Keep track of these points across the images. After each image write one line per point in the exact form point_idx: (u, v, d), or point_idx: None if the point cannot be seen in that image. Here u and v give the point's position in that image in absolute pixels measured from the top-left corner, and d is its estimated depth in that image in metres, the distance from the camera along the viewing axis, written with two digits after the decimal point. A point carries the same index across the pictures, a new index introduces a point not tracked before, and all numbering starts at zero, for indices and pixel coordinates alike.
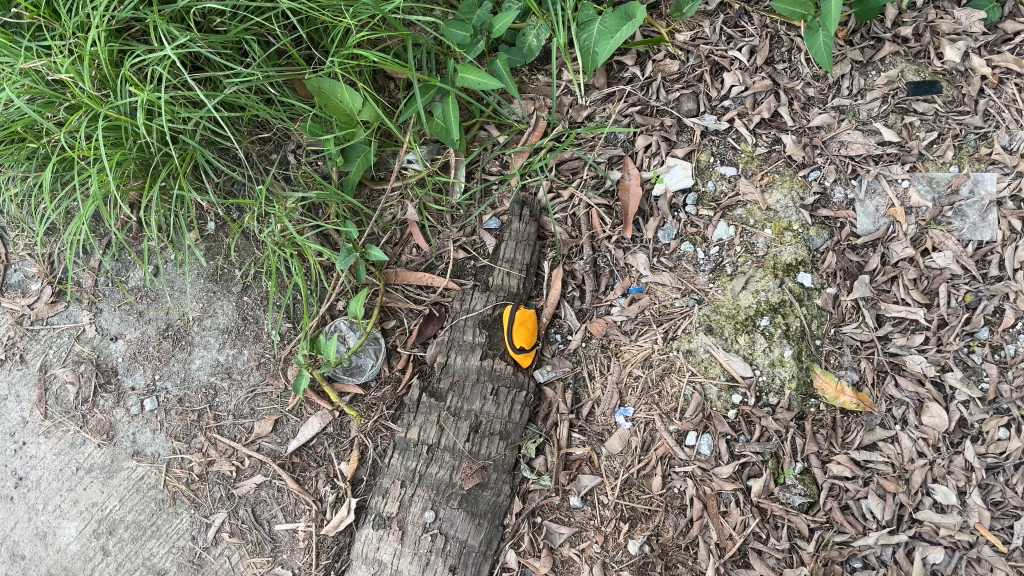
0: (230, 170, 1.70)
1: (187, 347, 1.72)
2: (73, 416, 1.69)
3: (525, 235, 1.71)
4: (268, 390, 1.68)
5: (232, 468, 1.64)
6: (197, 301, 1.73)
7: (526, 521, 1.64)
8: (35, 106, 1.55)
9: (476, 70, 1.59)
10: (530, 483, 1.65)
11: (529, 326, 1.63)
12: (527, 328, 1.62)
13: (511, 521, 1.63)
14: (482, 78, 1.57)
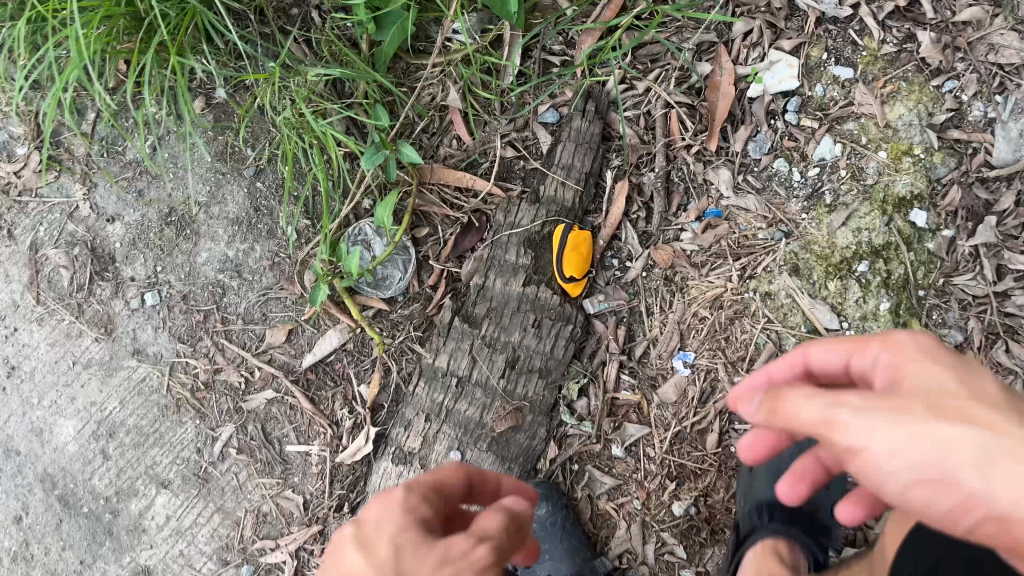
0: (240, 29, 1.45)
1: (192, 238, 1.52)
2: (68, 304, 1.52)
3: (588, 136, 1.44)
4: (281, 295, 1.49)
5: (240, 379, 1.48)
6: (204, 186, 1.52)
7: (562, 470, 1.45)
8: None
9: None
10: (570, 428, 1.45)
11: (582, 252, 1.41)
12: (581, 254, 1.41)
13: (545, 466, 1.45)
14: None
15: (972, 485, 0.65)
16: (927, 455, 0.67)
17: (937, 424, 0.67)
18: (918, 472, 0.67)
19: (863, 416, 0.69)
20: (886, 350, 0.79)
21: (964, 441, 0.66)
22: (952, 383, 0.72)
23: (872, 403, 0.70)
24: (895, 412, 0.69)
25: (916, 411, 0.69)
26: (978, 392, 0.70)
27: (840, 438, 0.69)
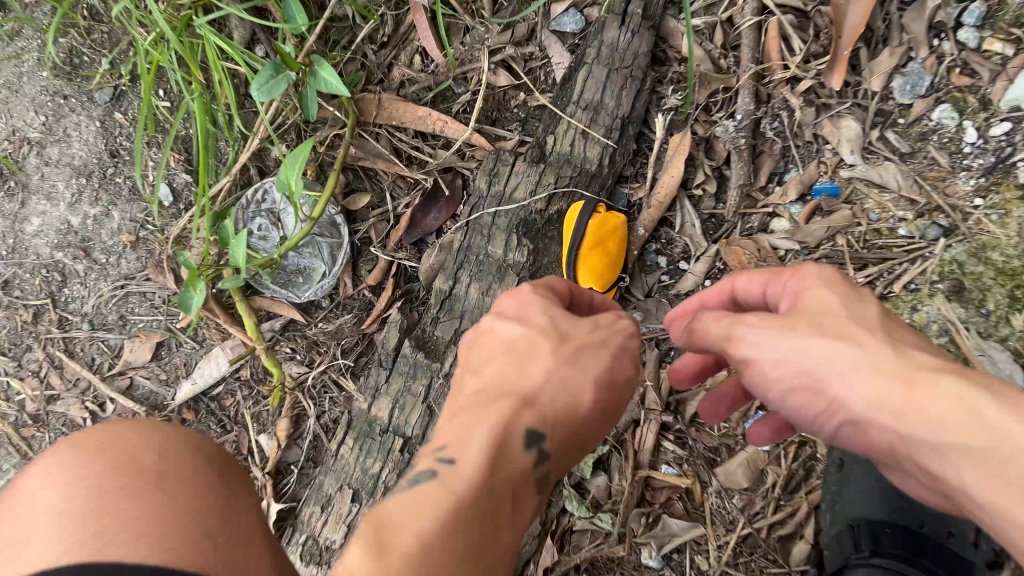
0: None
1: (14, 194, 1.00)
2: None
3: (629, 56, 0.87)
4: (147, 289, 0.98)
5: (84, 413, 0.98)
6: (37, 116, 0.98)
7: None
8: None
9: None
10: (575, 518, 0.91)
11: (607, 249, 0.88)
12: (607, 254, 0.88)
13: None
14: None
15: (845, 394, 0.51)
16: (806, 363, 0.52)
17: (819, 338, 0.52)
18: (798, 383, 0.53)
19: (770, 337, 0.53)
20: (793, 284, 0.58)
21: (844, 351, 0.52)
22: (839, 303, 0.55)
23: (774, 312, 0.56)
24: (790, 322, 0.54)
25: (808, 330, 0.53)
26: (865, 317, 0.53)
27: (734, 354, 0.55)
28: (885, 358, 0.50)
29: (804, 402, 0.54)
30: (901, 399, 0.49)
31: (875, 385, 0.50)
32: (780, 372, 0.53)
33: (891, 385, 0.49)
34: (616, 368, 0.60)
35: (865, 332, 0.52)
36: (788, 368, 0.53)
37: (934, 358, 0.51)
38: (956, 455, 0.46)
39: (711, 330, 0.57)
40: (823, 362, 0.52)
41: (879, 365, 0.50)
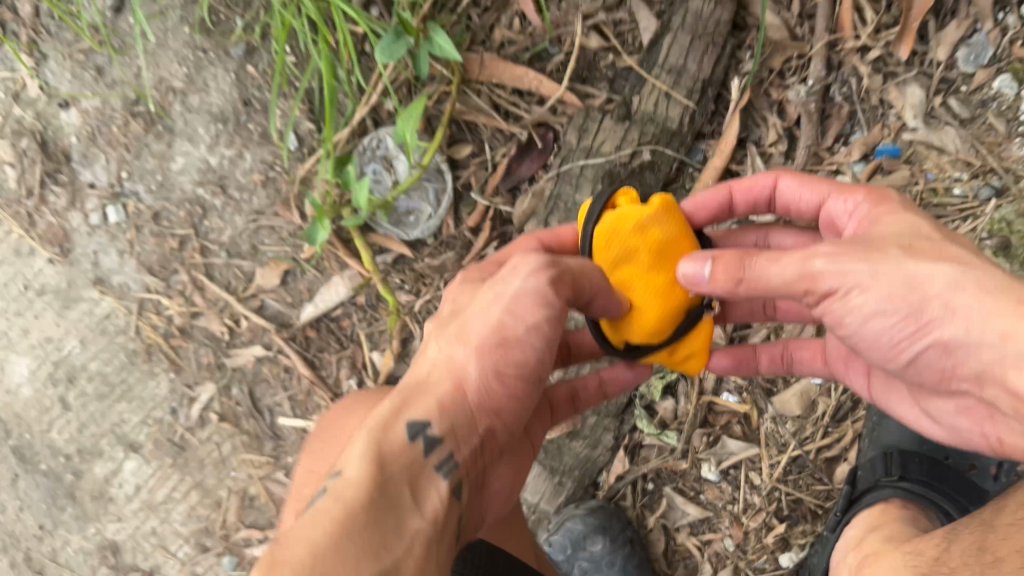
0: None
1: (163, 136, 1.16)
2: (17, 213, 1.20)
3: (712, 24, 0.97)
4: (275, 224, 1.12)
5: (223, 329, 1.15)
6: (181, 67, 1.13)
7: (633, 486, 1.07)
8: None
9: None
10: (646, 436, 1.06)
11: (669, 282, 0.72)
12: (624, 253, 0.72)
13: (606, 484, 1.08)
14: None
15: (938, 300, 0.58)
16: (900, 285, 0.59)
17: (912, 261, 0.59)
18: (886, 301, 0.60)
19: (849, 262, 0.61)
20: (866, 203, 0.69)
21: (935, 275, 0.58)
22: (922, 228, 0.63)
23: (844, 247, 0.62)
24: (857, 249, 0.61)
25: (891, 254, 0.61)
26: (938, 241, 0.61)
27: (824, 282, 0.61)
28: (986, 278, 0.57)
29: (881, 332, 0.62)
30: (980, 309, 0.56)
31: (966, 294, 0.57)
32: (848, 281, 0.60)
33: (976, 298, 0.56)
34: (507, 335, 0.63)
35: (948, 253, 0.60)
36: (874, 284, 0.60)
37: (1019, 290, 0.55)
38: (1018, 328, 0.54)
39: (728, 267, 0.64)
40: (908, 272, 0.59)
41: (980, 285, 0.57)
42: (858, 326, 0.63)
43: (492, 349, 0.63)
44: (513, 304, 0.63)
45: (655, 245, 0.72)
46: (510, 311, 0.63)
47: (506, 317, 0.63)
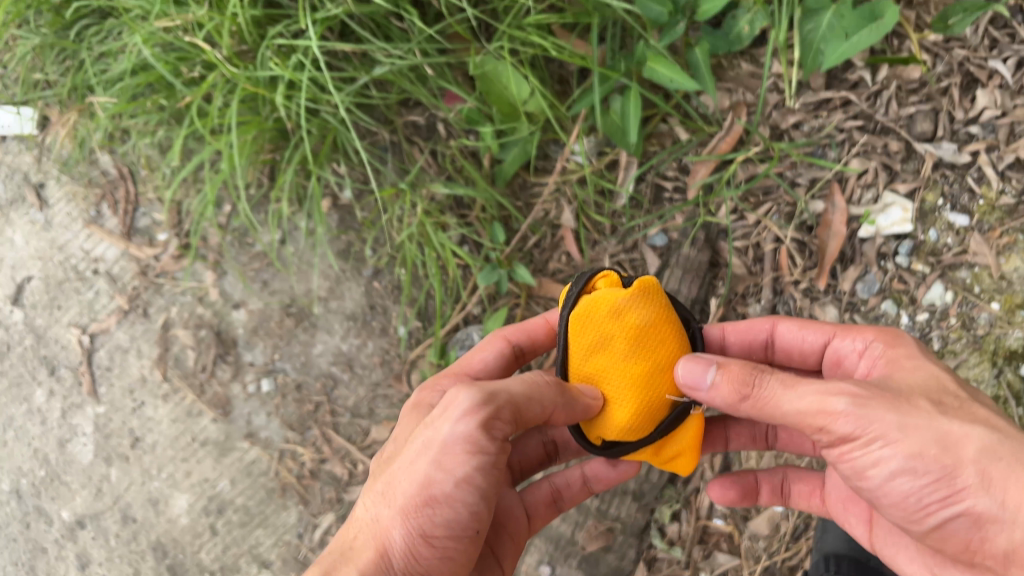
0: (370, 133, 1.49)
1: (309, 329, 1.60)
2: (192, 384, 1.63)
3: (695, 263, 1.48)
4: (389, 393, 1.57)
5: (344, 471, 1.56)
6: (325, 282, 1.59)
7: None
8: (170, 59, 1.39)
9: (668, 63, 1.37)
10: (659, 550, 1.46)
11: (643, 367, 0.95)
12: (602, 335, 0.94)
13: None
14: (678, 74, 1.35)
15: (967, 455, 0.76)
16: (929, 437, 0.77)
17: (941, 418, 0.77)
18: (914, 455, 0.76)
19: (874, 409, 0.78)
20: (895, 354, 0.92)
21: (965, 438, 0.76)
22: (935, 384, 0.83)
23: (872, 394, 0.80)
24: (886, 399, 0.79)
25: (922, 406, 0.79)
26: (947, 394, 0.82)
27: (848, 423, 0.78)
28: (1004, 443, 0.76)
29: (902, 484, 0.78)
30: (1002, 474, 0.74)
31: (980, 449, 0.76)
32: (876, 428, 0.77)
33: (1002, 459, 0.75)
34: (446, 492, 0.84)
35: (967, 412, 0.80)
36: (905, 439, 0.77)
37: (1010, 426, 0.80)
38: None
39: (737, 377, 0.84)
40: (934, 426, 0.77)
41: (998, 448, 0.76)
42: (878, 474, 0.79)
43: (427, 501, 0.84)
44: (444, 450, 0.85)
45: (632, 329, 0.93)
46: (446, 457, 0.85)
47: (430, 480, 0.85)
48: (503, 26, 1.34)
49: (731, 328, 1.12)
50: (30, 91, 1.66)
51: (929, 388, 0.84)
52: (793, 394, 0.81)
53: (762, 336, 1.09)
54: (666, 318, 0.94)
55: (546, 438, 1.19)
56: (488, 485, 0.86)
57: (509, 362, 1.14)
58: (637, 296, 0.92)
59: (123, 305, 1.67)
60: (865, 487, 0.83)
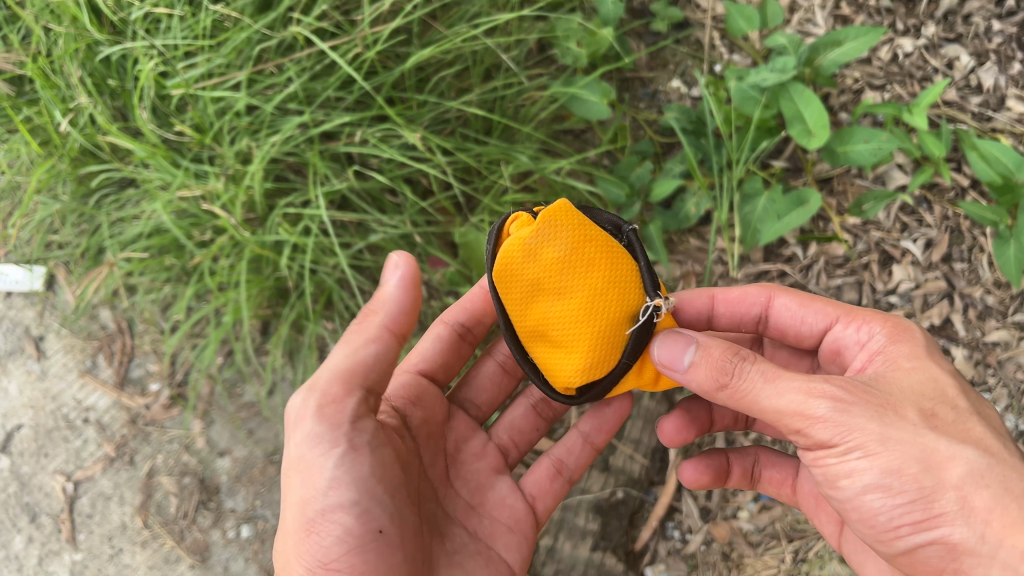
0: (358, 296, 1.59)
1: None
2: (171, 530, 1.68)
3: (655, 414, 1.62)
4: None
5: None
6: None
7: None
8: (184, 223, 1.54)
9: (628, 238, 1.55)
10: None
11: (585, 304, 0.98)
12: (527, 285, 0.97)
13: None
14: None
15: (951, 478, 0.85)
16: (916, 454, 0.86)
17: (925, 435, 0.87)
18: (895, 467, 0.87)
19: (857, 416, 0.88)
20: (896, 349, 1.01)
21: (949, 458, 0.86)
22: (924, 394, 0.93)
23: (861, 400, 0.89)
24: (873, 409, 0.88)
25: (909, 419, 0.88)
26: (941, 410, 0.91)
27: (823, 424, 0.88)
28: (988, 470, 0.85)
29: (877, 498, 0.89)
30: (984, 502, 0.84)
31: (964, 472, 0.85)
32: (856, 437, 0.87)
33: (984, 486, 0.84)
34: (324, 504, 0.94)
35: (954, 429, 0.89)
36: (887, 455, 0.87)
37: (1000, 448, 0.89)
38: (1002, 510, 0.83)
39: (717, 362, 0.94)
40: (919, 443, 0.87)
41: (982, 474, 0.85)
42: (855, 482, 0.90)
43: (310, 523, 0.94)
44: (296, 469, 0.97)
45: (552, 262, 0.95)
46: (308, 473, 0.96)
47: (308, 501, 0.95)
48: (485, 202, 1.52)
49: (723, 299, 1.22)
50: (43, 251, 1.77)
51: (921, 394, 0.93)
52: (773, 392, 0.91)
53: (758, 308, 1.20)
54: (585, 238, 0.96)
55: (534, 401, 1.34)
56: (354, 484, 0.95)
57: (452, 340, 1.28)
58: (543, 227, 0.94)
59: (110, 452, 1.75)
60: (837, 496, 0.94)
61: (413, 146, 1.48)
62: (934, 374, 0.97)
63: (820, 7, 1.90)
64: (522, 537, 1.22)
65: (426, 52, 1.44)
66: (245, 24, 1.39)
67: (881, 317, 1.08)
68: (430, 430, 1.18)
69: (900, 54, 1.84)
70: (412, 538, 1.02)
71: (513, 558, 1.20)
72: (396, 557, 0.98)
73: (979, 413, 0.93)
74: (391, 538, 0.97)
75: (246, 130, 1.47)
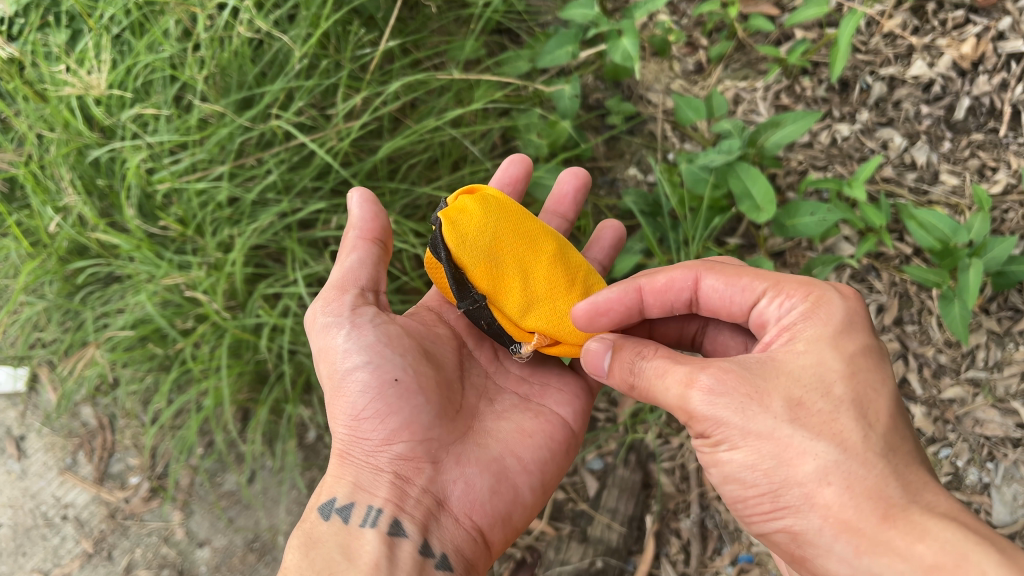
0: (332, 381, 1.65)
1: (272, 563, 1.69)
2: None
3: (630, 482, 1.66)
4: None
5: None
6: (289, 516, 1.70)
7: None
8: (167, 312, 1.60)
9: None
10: None
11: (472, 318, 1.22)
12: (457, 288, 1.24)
13: None
14: None
15: (803, 471, 0.91)
16: (770, 448, 0.92)
17: (782, 430, 0.92)
18: (755, 457, 0.94)
19: (721, 408, 0.95)
20: (806, 329, 1.00)
21: (802, 453, 0.91)
22: (803, 380, 0.95)
23: (731, 390, 0.95)
24: (738, 401, 0.94)
25: (773, 410, 0.93)
26: (814, 402, 0.93)
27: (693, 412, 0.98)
28: (840, 470, 0.89)
29: (740, 485, 0.98)
30: (826, 498, 0.89)
31: (815, 470, 0.90)
32: (722, 431, 0.96)
33: (828, 484, 0.89)
34: (345, 375, 1.15)
35: (824, 423, 0.92)
36: (743, 448, 0.94)
37: (861, 441, 0.91)
38: (840, 510, 0.88)
39: (622, 365, 1.06)
40: (778, 438, 0.92)
41: (833, 473, 0.89)
42: (724, 470, 0.99)
43: (339, 387, 1.16)
44: (324, 355, 1.17)
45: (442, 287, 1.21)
46: (330, 354, 1.16)
47: (333, 378, 1.16)
48: None
49: (650, 288, 1.14)
50: (26, 350, 1.81)
51: (801, 378, 0.95)
52: (663, 379, 1.01)
53: (685, 292, 1.14)
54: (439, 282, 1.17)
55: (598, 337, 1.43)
56: (363, 349, 1.13)
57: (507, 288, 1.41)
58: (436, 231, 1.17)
59: (88, 548, 1.75)
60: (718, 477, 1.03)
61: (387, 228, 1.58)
62: (825, 356, 0.97)
63: (762, 98, 2.06)
64: (575, 393, 1.31)
65: (397, 141, 1.57)
66: (227, 121, 1.51)
67: (805, 286, 1.05)
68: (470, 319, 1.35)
69: (839, 138, 1.99)
70: (436, 383, 1.17)
71: (565, 412, 1.28)
72: (419, 398, 1.14)
73: (859, 399, 0.94)
74: (409, 382, 1.13)
75: (226, 220, 1.56)
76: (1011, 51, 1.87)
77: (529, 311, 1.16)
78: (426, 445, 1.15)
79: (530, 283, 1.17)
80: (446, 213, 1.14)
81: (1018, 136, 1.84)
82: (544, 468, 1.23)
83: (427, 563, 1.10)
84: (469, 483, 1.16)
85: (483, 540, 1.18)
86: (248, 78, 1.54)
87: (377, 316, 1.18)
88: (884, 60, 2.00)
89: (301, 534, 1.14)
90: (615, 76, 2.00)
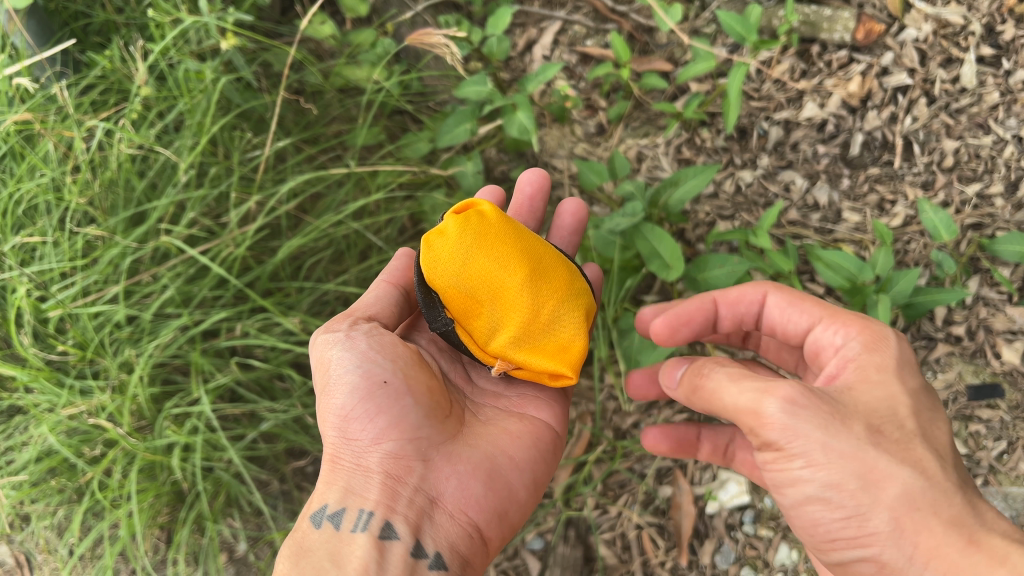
0: (250, 493, 1.59)
1: None
2: None
3: (572, 559, 1.63)
4: None
5: None
6: None
7: None
8: (73, 442, 1.53)
9: None
10: None
11: None
12: None
13: None
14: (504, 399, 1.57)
15: (890, 496, 0.94)
16: (856, 470, 0.94)
17: (862, 450, 0.95)
18: (837, 482, 0.95)
19: (807, 428, 0.95)
20: (872, 360, 1.04)
21: (887, 481, 0.94)
22: (880, 401, 1.00)
23: (809, 411, 0.95)
24: (824, 420, 0.95)
25: (856, 432, 0.96)
26: (889, 432, 0.98)
27: (766, 432, 0.97)
28: (920, 498, 0.94)
29: (817, 507, 0.99)
30: (912, 522, 0.94)
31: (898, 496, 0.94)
32: (803, 450, 0.95)
33: (915, 508, 0.94)
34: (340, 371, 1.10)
35: (907, 449, 0.97)
36: (831, 470, 0.94)
37: (937, 468, 0.98)
38: (924, 541, 0.93)
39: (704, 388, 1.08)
40: (863, 461, 0.94)
41: (916, 500, 0.94)
42: (802, 490, 0.99)
43: (328, 387, 1.12)
44: (319, 367, 1.14)
45: None
46: (325, 364, 1.13)
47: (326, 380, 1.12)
48: None
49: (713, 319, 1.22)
50: None
51: (880, 407, 1.00)
52: (735, 393, 1.01)
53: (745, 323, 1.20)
54: None
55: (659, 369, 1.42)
56: (352, 355, 1.10)
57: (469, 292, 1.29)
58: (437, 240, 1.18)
59: None
60: (785, 501, 1.04)
61: (293, 331, 1.56)
62: (895, 390, 1.02)
63: (664, 153, 2.08)
64: (552, 400, 1.29)
65: (295, 241, 1.55)
66: (116, 240, 1.47)
67: (862, 321, 1.10)
68: (439, 348, 1.31)
69: (743, 185, 2.00)
70: (429, 386, 1.12)
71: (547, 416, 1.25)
72: (409, 398, 1.09)
73: (927, 432, 1.01)
74: (398, 384, 1.09)
75: (127, 340, 1.51)
76: (895, 84, 1.94)
77: (494, 337, 1.16)
78: (415, 444, 1.09)
79: (495, 312, 1.14)
80: (427, 237, 1.15)
81: (912, 166, 1.90)
82: (535, 466, 1.19)
83: (419, 563, 1.04)
84: (461, 481, 1.10)
85: (479, 538, 1.11)
86: (136, 193, 1.52)
87: (373, 329, 1.15)
88: (777, 104, 2.02)
89: (292, 543, 1.07)
90: (517, 146, 2.01)
